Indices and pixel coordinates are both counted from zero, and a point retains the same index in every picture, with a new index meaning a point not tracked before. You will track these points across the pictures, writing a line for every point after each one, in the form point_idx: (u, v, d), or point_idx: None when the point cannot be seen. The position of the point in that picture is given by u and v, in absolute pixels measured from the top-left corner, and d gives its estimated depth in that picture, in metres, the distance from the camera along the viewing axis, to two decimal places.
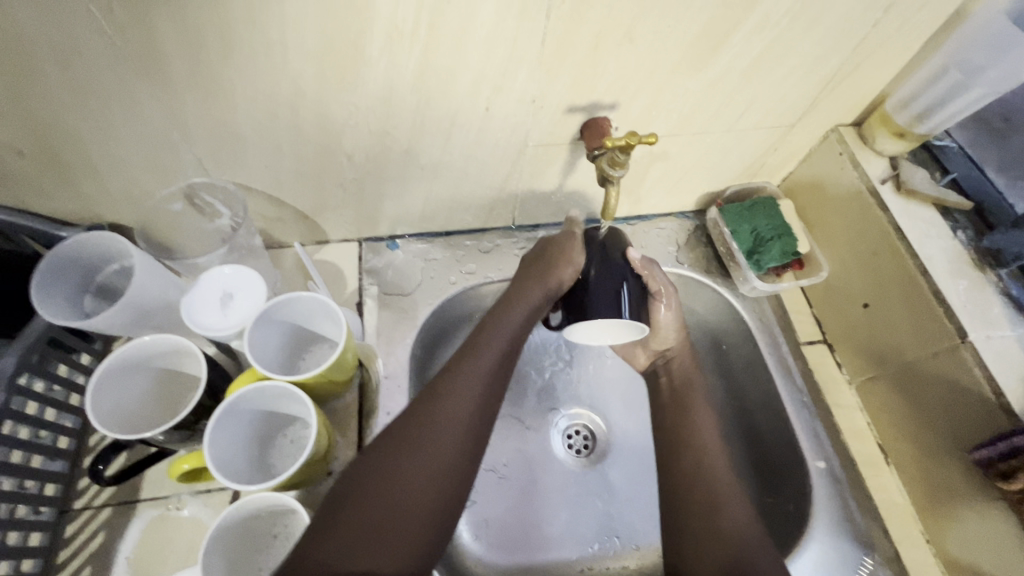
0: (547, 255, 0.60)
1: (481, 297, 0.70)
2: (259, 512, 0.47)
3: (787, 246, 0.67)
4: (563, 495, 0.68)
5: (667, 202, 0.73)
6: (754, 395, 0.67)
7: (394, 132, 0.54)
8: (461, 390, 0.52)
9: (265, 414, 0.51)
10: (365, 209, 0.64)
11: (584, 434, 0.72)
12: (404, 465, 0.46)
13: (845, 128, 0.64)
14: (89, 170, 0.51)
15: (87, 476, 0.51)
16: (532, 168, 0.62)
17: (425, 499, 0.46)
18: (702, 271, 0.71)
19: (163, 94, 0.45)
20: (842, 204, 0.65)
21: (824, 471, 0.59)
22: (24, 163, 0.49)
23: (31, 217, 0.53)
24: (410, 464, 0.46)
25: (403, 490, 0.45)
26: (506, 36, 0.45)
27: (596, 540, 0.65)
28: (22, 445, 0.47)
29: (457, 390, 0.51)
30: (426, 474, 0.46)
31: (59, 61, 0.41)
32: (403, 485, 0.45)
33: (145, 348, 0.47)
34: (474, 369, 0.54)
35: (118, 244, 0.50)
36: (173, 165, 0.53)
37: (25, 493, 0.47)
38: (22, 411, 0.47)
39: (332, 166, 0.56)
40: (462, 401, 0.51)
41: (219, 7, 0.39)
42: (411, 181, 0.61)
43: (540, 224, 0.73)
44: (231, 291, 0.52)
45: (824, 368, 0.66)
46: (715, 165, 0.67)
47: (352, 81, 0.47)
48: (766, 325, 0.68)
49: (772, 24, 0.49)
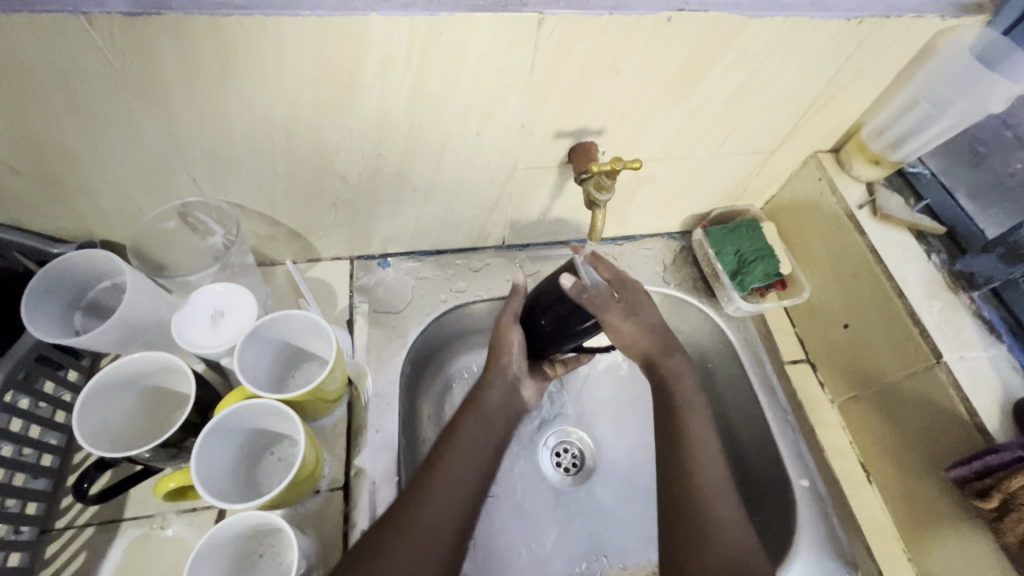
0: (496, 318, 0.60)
1: (471, 315, 0.71)
2: (245, 531, 0.46)
3: (770, 268, 0.68)
4: (551, 513, 0.68)
5: (654, 223, 0.75)
6: (739, 414, 0.68)
7: (386, 155, 0.55)
8: (472, 430, 0.54)
9: (253, 433, 0.51)
10: (357, 228, 0.65)
11: (572, 452, 0.73)
12: (434, 499, 0.48)
13: (823, 154, 0.67)
14: (83, 189, 0.52)
15: (70, 495, 0.50)
16: (522, 190, 0.63)
17: (457, 528, 0.47)
18: (688, 291, 0.73)
19: (159, 117, 0.46)
20: (822, 228, 0.67)
21: (808, 489, 0.60)
22: (18, 182, 0.50)
23: (24, 233, 0.54)
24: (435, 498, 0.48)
25: (436, 521, 0.47)
26: (496, 65, 0.47)
27: (583, 560, 0.65)
28: (5, 463, 0.46)
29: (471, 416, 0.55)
30: (454, 504, 0.48)
31: (59, 84, 0.42)
32: (435, 516, 0.47)
33: (136, 365, 0.48)
34: (486, 407, 0.56)
35: (111, 262, 0.50)
36: (168, 184, 0.54)
37: (6, 512, 0.46)
38: (7, 428, 0.47)
39: (325, 187, 0.57)
40: (469, 445, 0.53)
41: (218, 35, 0.40)
42: (403, 201, 0.62)
43: (530, 244, 0.74)
44: (222, 309, 0.52)
45: (807, 387, 0.68)
46: (700, 188, 0.69)
47: (346, 106, 0.49)
48: (751, 345, 0.69)
49: (750, 57, 0.51)
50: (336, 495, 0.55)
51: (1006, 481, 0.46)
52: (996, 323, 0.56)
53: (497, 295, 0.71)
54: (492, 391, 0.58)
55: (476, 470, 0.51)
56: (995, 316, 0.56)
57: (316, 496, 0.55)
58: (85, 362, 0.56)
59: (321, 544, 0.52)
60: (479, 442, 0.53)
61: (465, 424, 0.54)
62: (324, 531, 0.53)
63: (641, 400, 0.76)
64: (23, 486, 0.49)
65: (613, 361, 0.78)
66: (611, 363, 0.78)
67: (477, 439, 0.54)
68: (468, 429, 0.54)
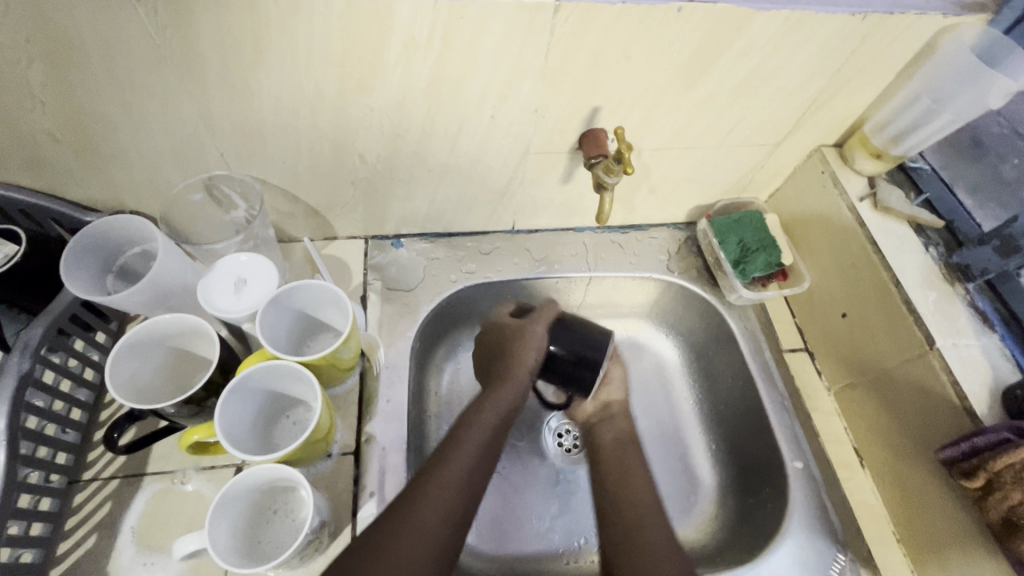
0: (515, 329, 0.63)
1: (480, 295, 0.74)
2: (261, 486, 0.49)
3: (772, 257, 0.70)
4: (551, 490, 0.70)
5: (660, 213, 0.77)
6: (739, 398, 0.71)
7: (405, 135, 0.57)
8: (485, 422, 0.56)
9: (272, 396, 0.53)
10: (373, 207, 0.67)
11: (574, 434, 0.74)
12: (429, 504, 0.47)
13: (827, 149, 0.68)
14: (117, 160, 0.55)
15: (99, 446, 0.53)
16: (533, 174, 0.66)
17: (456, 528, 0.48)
18: (691, 279, 0.75)
19: (194, 91, 0.49)
20: (825, 221, 0.69)
21: (802, 471, 0.62)
22: (59, 151, 0.53)
23: (59, 201, 0.57)
24: (436, 499, 0.48)
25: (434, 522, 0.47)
26: (513, 49, 0.49)
27: (581, 535, 0.67)
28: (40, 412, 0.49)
29: (490, 410, 0.57)
30: (452, 505, 0.48)
31: (104, 58, 0.45)
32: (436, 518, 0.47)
33: (165, 326, 0.50)
34: (502, 400, 0.59)
35: (145, 229, 0.53)
36: (197, 158, 0.56)
37: (39, 458, 0.49)
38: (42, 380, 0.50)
39: (345, 165, 0.60)
40: (474, 445, 0.53)
41: (254, 14, 0.43)
42: (419, 182, 0.64)
43: (538, 229, 0.77)
44: (244, 277, 0.55)
45: (804, 374, 0.70)
46: (707, 179, 0.71)
47: (369, 86, 0.51)
48: (751, 333, 0.72)
49: (758, 49, 0.53)
50: (347, 460, 0.57)
51: (992, 461, 0.48)
52: (990, 314, 0.58)
53: (505, 277, 0.73)
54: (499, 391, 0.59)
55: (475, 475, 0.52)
56: (990, 307, 0.58)
57: (328, 459, 0.57)
58: (114, 326, 0.59)
59: (332, 505, 0.55)
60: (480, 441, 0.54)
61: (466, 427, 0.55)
62: (336, 493, 0.55)
63: (643, 385, 0.78)
64: (55, 436, 0.51)
65: (616, 346, 0.79)
66: None
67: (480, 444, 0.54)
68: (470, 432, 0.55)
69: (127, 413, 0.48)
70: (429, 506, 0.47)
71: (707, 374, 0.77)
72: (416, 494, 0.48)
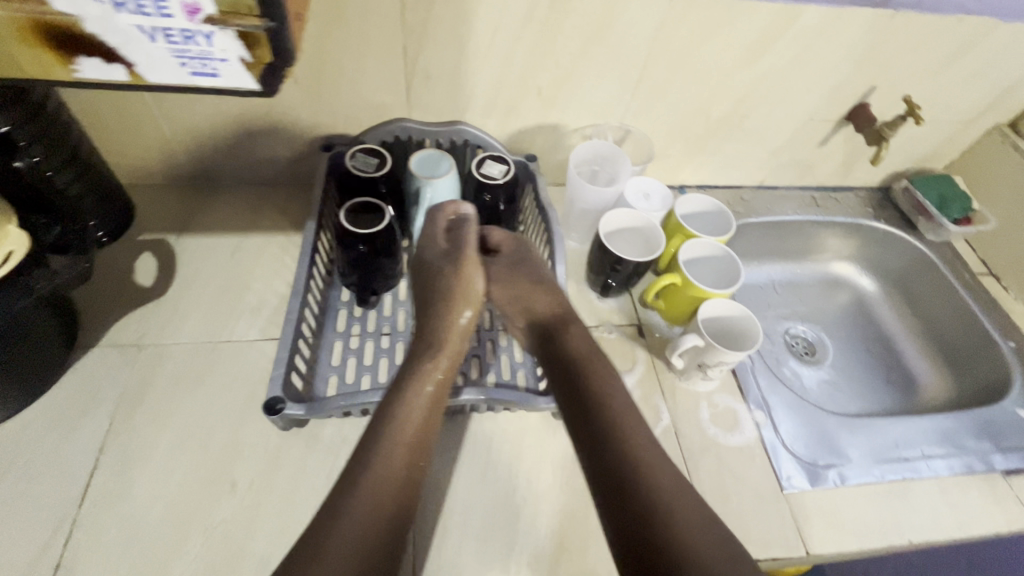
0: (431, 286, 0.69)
1: (742, 231, 1.00)
2: (720, 324, 0.72)
3: (966, 205, 0.96)
4: (801, 373, 0.96)
5: (867, 177, 1.04)
6: (949, 309, 0.96)
7: (745, 101, 0.83)
8: (389, 399, 0.56)
9: (697, 260, 0.75)
10: (684, 159, 0.93)
11: (805, 341, 1.01)
12: (355, 545, 0.46)
13: (1005, 127, 0.95)
14: (560, 112, 0.81)
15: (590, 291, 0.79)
16: (803, 136, 0.92)
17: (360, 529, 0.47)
18: (893, 225, 1.02)
19: (645, 63, 0.75)
20: (1007, 176, 0.94)
21: (1015, 348, 0.87)
22: (532, 102, 0.78)
23: (501, 144, 0.83)
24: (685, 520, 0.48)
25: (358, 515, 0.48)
26: (850, 41, 0.76)
27: (833, 401, 0.93)
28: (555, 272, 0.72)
29: (393, 404, 0.55)
30: (365, 508, 0.48)
31: (615, 37, 0.70)
32: (706, 542, 0.47)
33: (620, 218, 0.75)
34: (393, 391, 0.56)
35: (618, 154, 0.77)
36: (607, 115, 0.82)
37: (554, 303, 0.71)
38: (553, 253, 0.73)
39: (693, 123, 0.86)
40: (386, 471, 0.51)
41: (723, 12, 0.69)
42: (728, 140, 0.90)
43: (776, 188, 1.03)
44: (646, 193, 0.79)
45: (996, 290, 0.95)
46: (915, 147, 0.98)
47: (748, 65, 0.77)
48: (947, 261, 0.98)
49: (992, 48, 0.80)
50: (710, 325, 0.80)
51: None
52: None
53: (761, 219, 0.99)
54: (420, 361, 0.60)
55: (398, 473, 0.51)
56: None
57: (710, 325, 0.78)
58: (521, 239, 0.85)
59: None
60: (399, 460, 0.52)
61: (391, 407, 0.55)
62: None
63: (847, 309, 1.06)
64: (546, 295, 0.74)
65: (824, 279, 1.08)
66: (824, 281, 1.08)
67: (387, 498, 0.50)
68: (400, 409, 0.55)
69: (603, 253, 0.73)
70: (344, 550, 0.46)
71: (906, 297, 1.03)
72: (333, 524, 0.46)
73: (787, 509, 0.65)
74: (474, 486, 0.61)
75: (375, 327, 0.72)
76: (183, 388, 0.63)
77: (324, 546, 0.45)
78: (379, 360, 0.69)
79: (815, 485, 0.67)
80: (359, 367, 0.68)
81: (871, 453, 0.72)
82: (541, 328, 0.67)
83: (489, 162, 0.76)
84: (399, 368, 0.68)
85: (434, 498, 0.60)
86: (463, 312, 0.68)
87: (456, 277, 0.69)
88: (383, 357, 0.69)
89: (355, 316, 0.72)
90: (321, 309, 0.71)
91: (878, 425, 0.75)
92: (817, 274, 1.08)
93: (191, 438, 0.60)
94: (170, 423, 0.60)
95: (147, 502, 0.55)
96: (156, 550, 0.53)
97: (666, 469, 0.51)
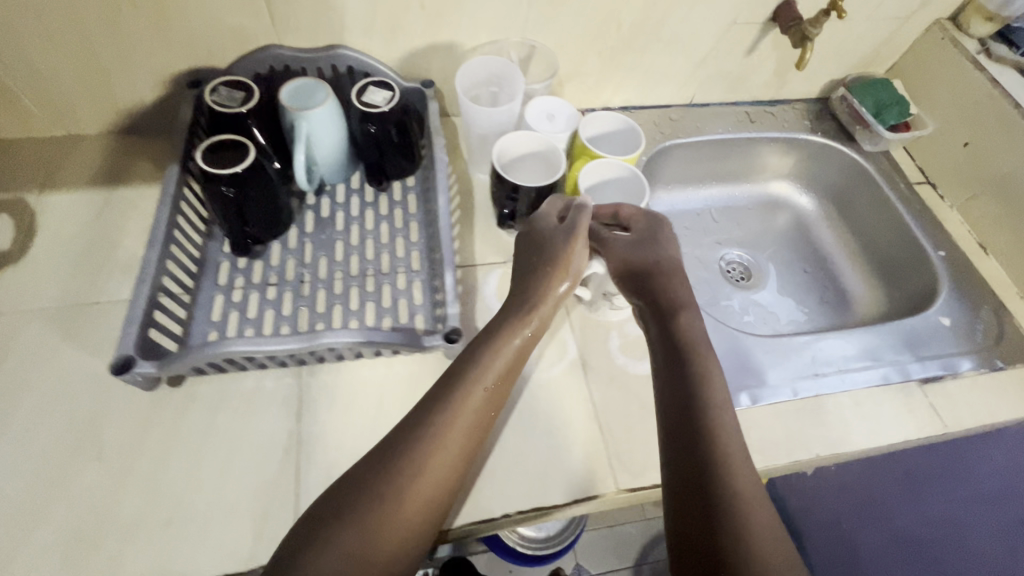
0: (543, 247, 0.62)
1: (671, 154, 0.94)
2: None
3: (904, 109, 0.91)
4: (735, 298, 0.93)
5: (803, 87, 0.97)
6: (883, 222, 0.93)
7: (657, 5, 0.75)
8: (457, 370, 0.52)
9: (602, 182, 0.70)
10: (602, 78, 0.86)
11: (740, 266, 0.98)
12: (402, 522, 0.44)
13: (945, 21, 0.88)
14: (450, 28, 0.73)
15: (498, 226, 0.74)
16: (728, 44, 0.85)
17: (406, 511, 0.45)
18: (830, 138, 0.97)
19: None
20: (945, 75, 0.88)
21: (944, 257, 0.84)
22: (416, 18, 0.70)
23: (391, 70, 0.75)
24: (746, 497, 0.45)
25: (406, 494, 0.45)
26: None
27: (766, 325, 0.91)
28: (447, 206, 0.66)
29: (478, 379, 0.52)
30: (420, 488, 0.46)
31: None
32: (769, 532, 0.43)
33: (518, 140, 0.69)
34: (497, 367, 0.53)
35: (512, 71, 0.71)
36: (504, 29, 0.74)
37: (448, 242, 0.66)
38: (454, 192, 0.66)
39: (603, 34, 0.78)
40: (441, 448, 0.47)
41: None
42: (646, 52, 0.83)
43: (708, 105, 0.96)
44: (551, 113, 0.73)
45: (931, 198, 0.91)
46: (851, 51, 0.91)
47: None
48: (883, 172, 0.94)
49: None
50: None
51: None
52: None
53: (692, 139, 0.94)
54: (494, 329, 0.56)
55: (454, 453, 0.48)
56: None
57: None
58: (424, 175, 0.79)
59: None
60: (455, 444, 0.48)
61: (476, 382, 0.51)
62: None
63: (786, 232, 1.03)
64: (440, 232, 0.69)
65: (762, 202, 1.04)
66: (763, 204, 1.04)
67: (439, 481, 0.47)
68: (481, 385, 0.52)
69: (500, 181, 0.67)
70: (387, 529, 0.43)
71: (843, 214, 1.00)
72: (383, 498, 0.44)
73: None
74: (365, 434, 0.59)
75: (261, 278, 0.67)
76: (44, 354, 0.59)
77: (369, 522, 0.43)
78: (264, 312, 0.64)
79: None
80: (240, 321, 0.63)
81: (787, 371, 0.71)
82: (650, 301, 0.60)
83: (372, 88, 0.69)
84: (285, 319, 0.64)
85: (320, 449, 0.57)
86: (564, 279, 0.61)
87: (567, 248, 0.61)
88: (267, 309, 0.65)
89: (237, 268, 0.67)
90: (199, 261, 0.66)
91: (795, 344, 0.74)
92: (755, 196, 1.04)
93: (56, 406, 0.56)
94: (29, 392, 0.56)
95: (7, 474, 0.52)
96: (16, 522, 0.50)
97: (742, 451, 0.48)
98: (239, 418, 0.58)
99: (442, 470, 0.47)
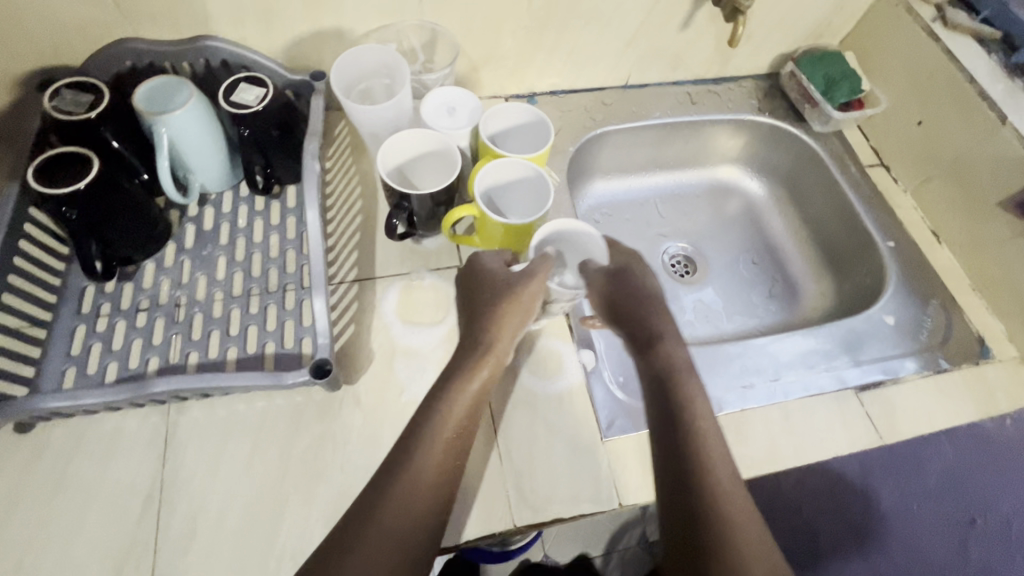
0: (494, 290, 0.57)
1: (605, 142, 0.86)
2: (563, 237, 0.61)
3: (854, 85, 0.84)
4: (675, 296, 0.87)
5: (750, 63, 0.89)
6: (833, 209, 0.86)
7: None
8: (414, 432, 0.50)
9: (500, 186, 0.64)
10: (521, 61, 0.78)
11: (684, 261, 0.92)
12: None
13: None
14: (334, 12, 0.64)
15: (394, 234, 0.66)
16: (658, 19, 0.77)
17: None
18: (779, 118, 0.89)
19: None
20: (898, 46, 0.81)
21: (893, 247, 0.78)
22: (291, 2, 0.62)
23: (274, 62, 0.67)
24: (740, 561, 0.44)
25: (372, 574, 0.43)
26: None
27: (707, 324, 0.85)
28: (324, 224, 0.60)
29: (430, 438, 0.49)
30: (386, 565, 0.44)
31: None
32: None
33: (407, 140, 0.62)
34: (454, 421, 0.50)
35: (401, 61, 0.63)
36: (397, 11, 0.66)
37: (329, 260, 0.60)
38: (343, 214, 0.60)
39: (513, 12, 0.70)
40: (402, 519, 0.46)
41: None
42: (566, 31, 0.75)
43: (647, 85, 0.88)
44: (451, 106, 0.66)
45: (884, 182, 0.85)
46: (797, 22, 0.83)
47: None
48: (834, 154, 0.87)
49: None
50: None
51: None
52: None
53: (628, 124, 0.86)
54: (453, 382, 0.52)
55: (417, 520, 0.46)
56: None
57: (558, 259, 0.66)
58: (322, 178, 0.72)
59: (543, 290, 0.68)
60: (419, 508, 0.47)
61: (431, 443, 0.49)
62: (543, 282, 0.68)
63: (735, 220, 0.96)
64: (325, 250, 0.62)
65: (710, 189, 0.97)
66: (711, 191, 0.97)
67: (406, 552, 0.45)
68: (441, 446, 0.49)
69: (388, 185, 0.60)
70: None
71: (794, 199, 0.93)
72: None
73: (603, 459, 0.58)
74: (238, 476, 0.53)
75: (129, 304, 0.61)
76: None
77: None
78: (130, 342, 0.58)
79: (641, 428, 0.60)
80: (103, 355, 0.57)
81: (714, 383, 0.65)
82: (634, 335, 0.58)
83: (244, 86, 0.61)
84: (154, 350, 0.58)
85: (186, 496, 0.52)
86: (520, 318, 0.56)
87: (523, 286, 0.55)
88: (135, 338, 0.59)
89: (103, 294, 0.61)
90: (57, 288, 0.60)
91: (726, 351, 0.68)
92: (703, 183, 0.97)
93: None
94: None
95: None
96: None
97: (731, 503, 0.47)
98: (97, 464, 0.53)
99: (408, 536, 0.46)
